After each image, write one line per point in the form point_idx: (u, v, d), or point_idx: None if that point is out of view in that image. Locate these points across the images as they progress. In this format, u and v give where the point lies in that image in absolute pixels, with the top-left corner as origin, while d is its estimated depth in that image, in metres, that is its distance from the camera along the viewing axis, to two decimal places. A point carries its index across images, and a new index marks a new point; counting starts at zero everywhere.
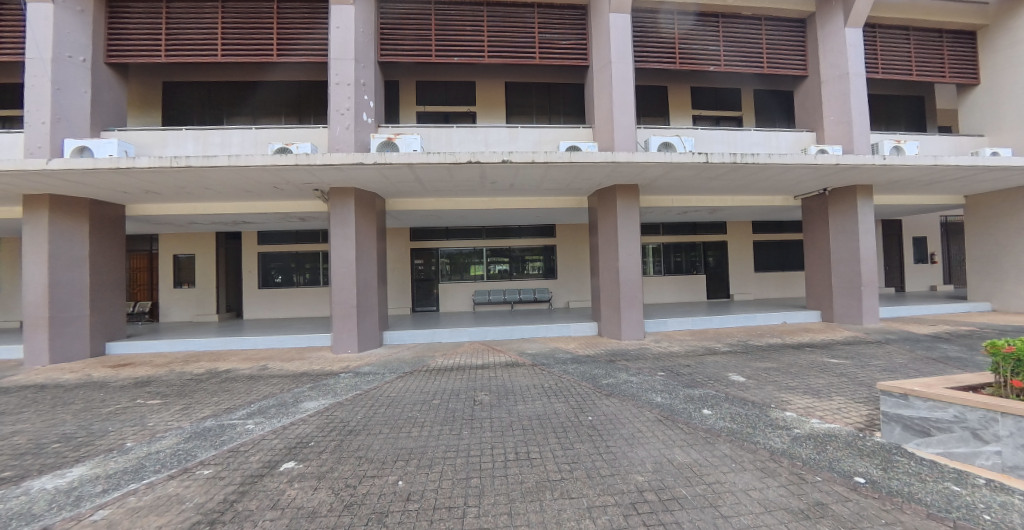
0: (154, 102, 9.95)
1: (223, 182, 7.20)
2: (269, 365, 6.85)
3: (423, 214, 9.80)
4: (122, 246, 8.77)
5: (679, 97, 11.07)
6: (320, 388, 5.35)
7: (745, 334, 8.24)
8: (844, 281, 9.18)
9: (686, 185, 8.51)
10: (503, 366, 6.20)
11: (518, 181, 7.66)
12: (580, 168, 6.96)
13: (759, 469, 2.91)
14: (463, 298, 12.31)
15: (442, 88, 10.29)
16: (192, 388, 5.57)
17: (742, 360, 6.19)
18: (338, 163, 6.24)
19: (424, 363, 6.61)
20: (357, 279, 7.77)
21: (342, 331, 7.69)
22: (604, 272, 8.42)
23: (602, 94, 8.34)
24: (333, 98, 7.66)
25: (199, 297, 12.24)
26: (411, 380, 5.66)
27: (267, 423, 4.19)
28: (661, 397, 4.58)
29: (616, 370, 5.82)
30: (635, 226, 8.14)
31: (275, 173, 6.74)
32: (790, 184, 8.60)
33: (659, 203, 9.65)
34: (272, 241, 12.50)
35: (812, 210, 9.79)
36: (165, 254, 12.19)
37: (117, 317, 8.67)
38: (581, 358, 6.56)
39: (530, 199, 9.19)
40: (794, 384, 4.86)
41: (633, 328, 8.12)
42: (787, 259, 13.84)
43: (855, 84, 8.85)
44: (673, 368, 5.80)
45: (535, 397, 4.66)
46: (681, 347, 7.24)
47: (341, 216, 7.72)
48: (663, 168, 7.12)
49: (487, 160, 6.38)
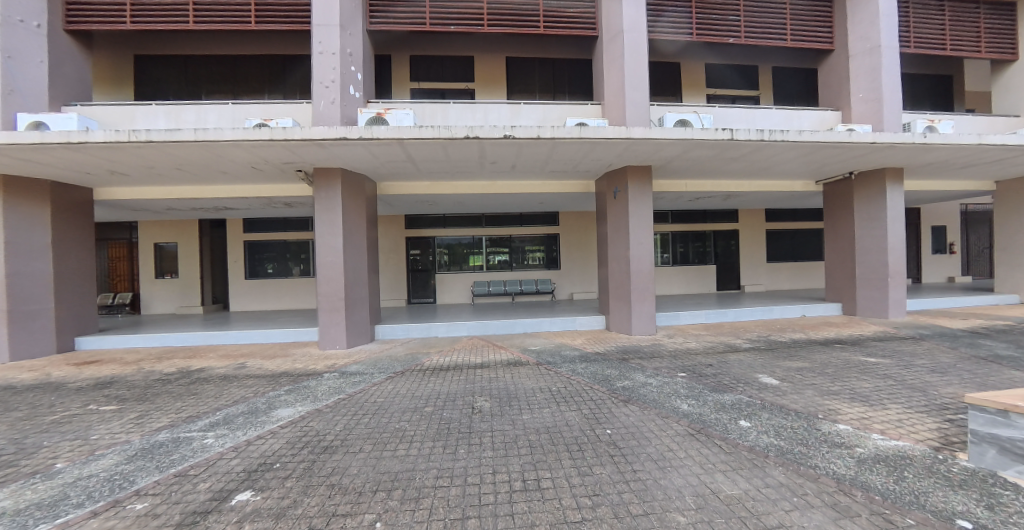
0: (126, 77, 9.20)
1: (196, 162, 6.51)
2: (249, 363, 6.23)
3: (417, 200, 9.15)
4: (91, 234, 8.10)
5: (692, 75, 10.33)
6: (299, 392, 4.72)
7: (765, 329, 7.66)
8: (868, 273, 8.56)
9: (703, 168, 7.85)
10: (504, 365, 5.58)
11: (521, 161, 6.98)
12: (591, 145, 6.27)
13: (829, 507, 2.31)
14: (461, 290, 11.69)
15: (438, 63, 9.54)
16: (157, 391, 4.95)
17: (769, 359, 5.59)
18: (318, 137, 5.55)
19: (417, 361, 6.00)
20: (345, 269, 7.12)
21: (329, 326, 7.07)
22: (613, 263, 7.79)
23: (613, 68, 7.62)
24: (317, 69, 6.94)
25: (183, 288, 11.62)
26: (402, 381, 5.07)
27: (229, 436, 3.58)
28: (687, 405, 3.97)
29: (631, 370, 5.21)
30: (648, 212, 7.48)
31: (251, 151, 6.03)
32: (815, 166, 7.94)
33: (671, 188, 9.00)
34: (259, 230, 11.82)
35: (835, 195, 9.13)
36: (146, 243, 11.52)
37: (87, 310, 8.06)
38: (591, 356, 5.95)
39: (533, 183, 8.52)
40: (836, 389, 4.26)
41: (644, 324, 7.50)
42: (799, 249, 13.23)
43: (888, 58, 8.13)
44: (694, 368, 5.19)
45: (541, 404, 4.07)
46: (698, 343, 6.65)
47: (327, 200, 7.05)
48: (682, 146, 6.45)
49: (487, 136, 5.69)
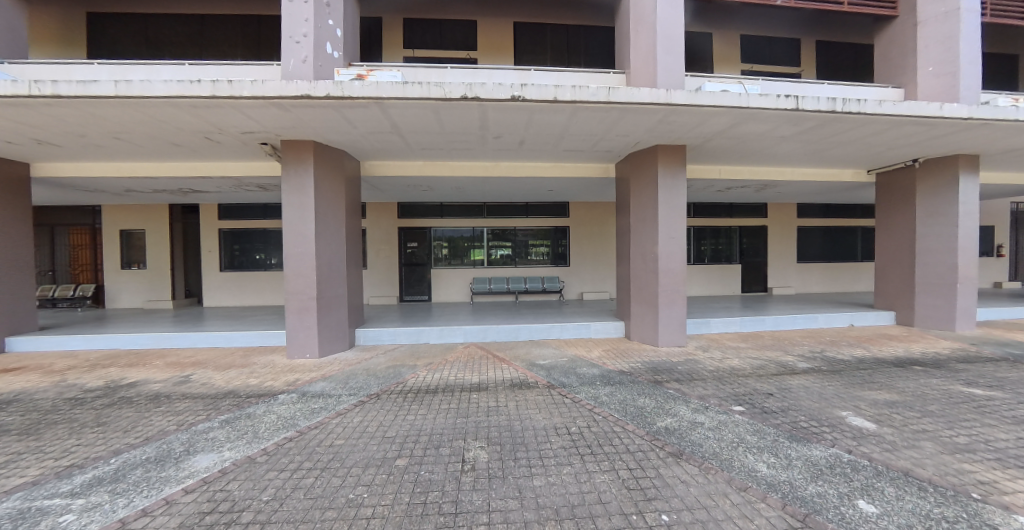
0: (78, 36, 8.03)
1: (134, 129, 5.32)
2: (194, 376, 5.10)
3: (408, 184, 7.98)
4: (27, 217, 6.96)
5: (725, 48, 9.08)
6: (235, 426, 3.57)
7: (815, 342, 6.47)
8: (932, 277, 7.36)
9: (746, 149, 6.61)
10: (507, 388, 4.42)
11: (531, 135, 5.76)
12: (618, 114, 5.03)
13: None
14: (459, 287, 10.54)
15: (436, 27, 8.27)
16: (56, 418, 3.80)
17: (842, 386, 4.41)
18: (274, 94, 4.33)
19: (399, 379, 4.85)
20: (319, 262, 5.96)
21: (298, 330, 5.92)
22: (636, 259, 6.62)
23: (642, 28, 6.37)
24: (287, 20, 5.74)
25: (151, 280, 10.49)
26: (374, 410, 3.91)
27: (102, 509, 2.42)
28: (766, 465, 2.80)
29: (671, 399, 4.04)
30: (680, 200, 6.28)
31: (196, 115, 4.83)
32: (877, 149, 6.70)
33: (702, 175, 7.79)
34: (237, 216, 10.68)
35: (892, 187, 7.90)
36: (110, 230, 10.39)
37: (23, 305, 6.95)
38: (614, 376, 4.80)
39: (543, 166, 7.33)
40: (965, 441, 3.09)
41: (673, 333, 6.33)
42: (833, 248, 11.99)
43: (967, 23, 6.86)
44: (751, 399, 4.04)
45: (560, 460, 2.90)
46: (742, 361, 5.46)
47: (296, 180, 5.87)
48: (732, 119, 5.21)
49: (490, 97, 4.49)
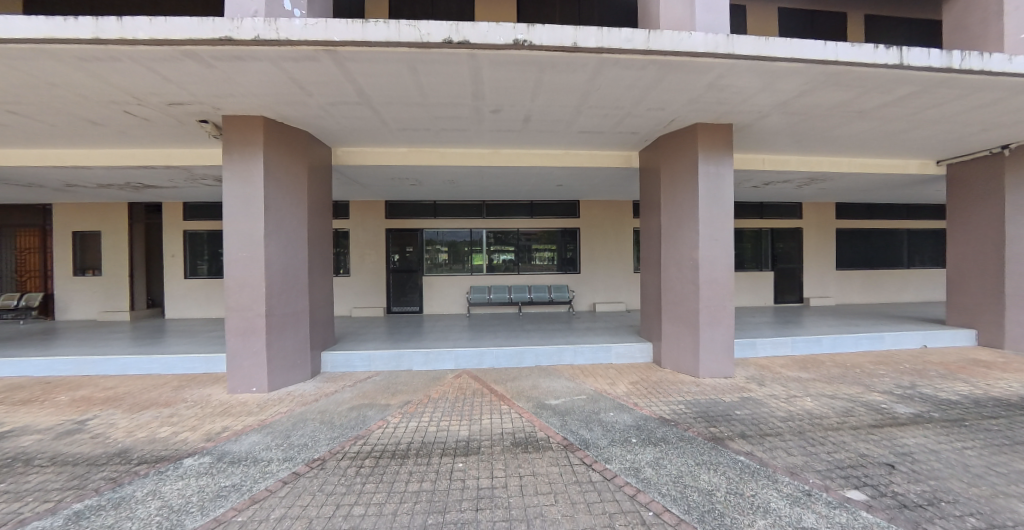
0: None
1: (26, 99, 4.10)
2: (92, 423, 3.82)
3: (392, 177, 6.74)
4: None
5: (763, 22, 7.82)
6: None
7: (895, 371, 5.14)
8: None
9: (803, 131, 5.34)
10: (506, 450, 3.12)
11: (540, 108, 4.51)
12: (656, 73, 3.76)
13: None
14: (455, 297, 9.26)
15: None
16: None
17: (986, 450, 3.08)
18: (183, 38, 3.11)
19: (360, 430, 3.56)
20: (271, 270, 4.72)
21: (242, 357, 4.66)
22: (670, 267, 5.33)
23: None
24: None
25: (106, 289, 9.28)
26: (305, 495, 2.60)
27: None
28: None
29: (749, 477, 2.72)
30: (725, 192, 5.00)
31: (88, 72, 3.58)
32: (969, 131, 5.39)
33: (742, 166, 6.51)
34: (205, 217, 9.50)
35: (972, 180, 6.56)
36: (62, 232, 9.23)
37: None
38: (655, 429, 3.48)
39: (552, 154, 6.09)
40: None
41: (717, 361, 5.03)
42: (875, 254, 10.63)
43: None
44: (868, 477, 2.72)
45: None
46: (818, 402, 4.14)
47: (241, 168, 4.64)
48: (806, 82, 3.93)
49: (484, 42, 3.25)
